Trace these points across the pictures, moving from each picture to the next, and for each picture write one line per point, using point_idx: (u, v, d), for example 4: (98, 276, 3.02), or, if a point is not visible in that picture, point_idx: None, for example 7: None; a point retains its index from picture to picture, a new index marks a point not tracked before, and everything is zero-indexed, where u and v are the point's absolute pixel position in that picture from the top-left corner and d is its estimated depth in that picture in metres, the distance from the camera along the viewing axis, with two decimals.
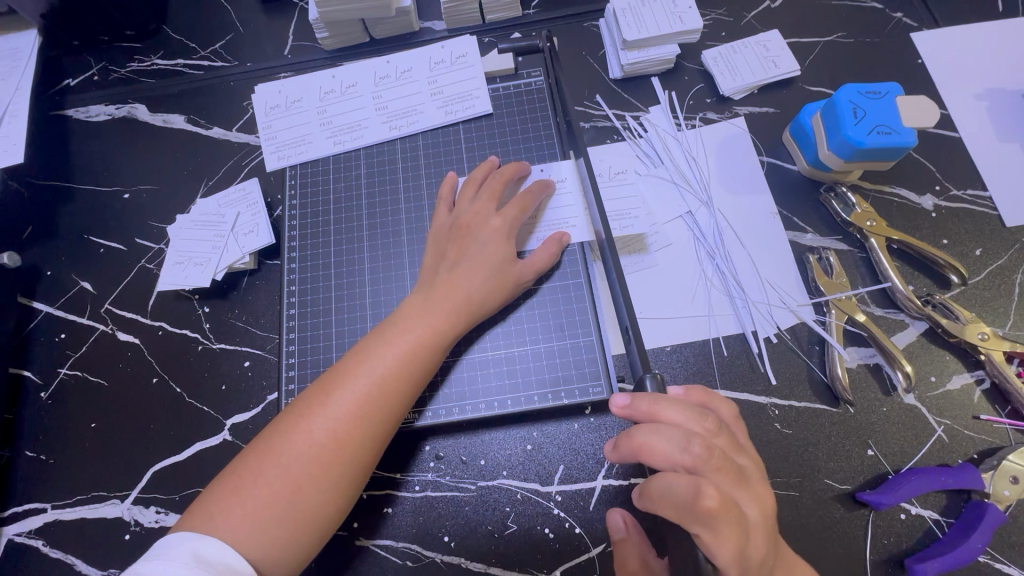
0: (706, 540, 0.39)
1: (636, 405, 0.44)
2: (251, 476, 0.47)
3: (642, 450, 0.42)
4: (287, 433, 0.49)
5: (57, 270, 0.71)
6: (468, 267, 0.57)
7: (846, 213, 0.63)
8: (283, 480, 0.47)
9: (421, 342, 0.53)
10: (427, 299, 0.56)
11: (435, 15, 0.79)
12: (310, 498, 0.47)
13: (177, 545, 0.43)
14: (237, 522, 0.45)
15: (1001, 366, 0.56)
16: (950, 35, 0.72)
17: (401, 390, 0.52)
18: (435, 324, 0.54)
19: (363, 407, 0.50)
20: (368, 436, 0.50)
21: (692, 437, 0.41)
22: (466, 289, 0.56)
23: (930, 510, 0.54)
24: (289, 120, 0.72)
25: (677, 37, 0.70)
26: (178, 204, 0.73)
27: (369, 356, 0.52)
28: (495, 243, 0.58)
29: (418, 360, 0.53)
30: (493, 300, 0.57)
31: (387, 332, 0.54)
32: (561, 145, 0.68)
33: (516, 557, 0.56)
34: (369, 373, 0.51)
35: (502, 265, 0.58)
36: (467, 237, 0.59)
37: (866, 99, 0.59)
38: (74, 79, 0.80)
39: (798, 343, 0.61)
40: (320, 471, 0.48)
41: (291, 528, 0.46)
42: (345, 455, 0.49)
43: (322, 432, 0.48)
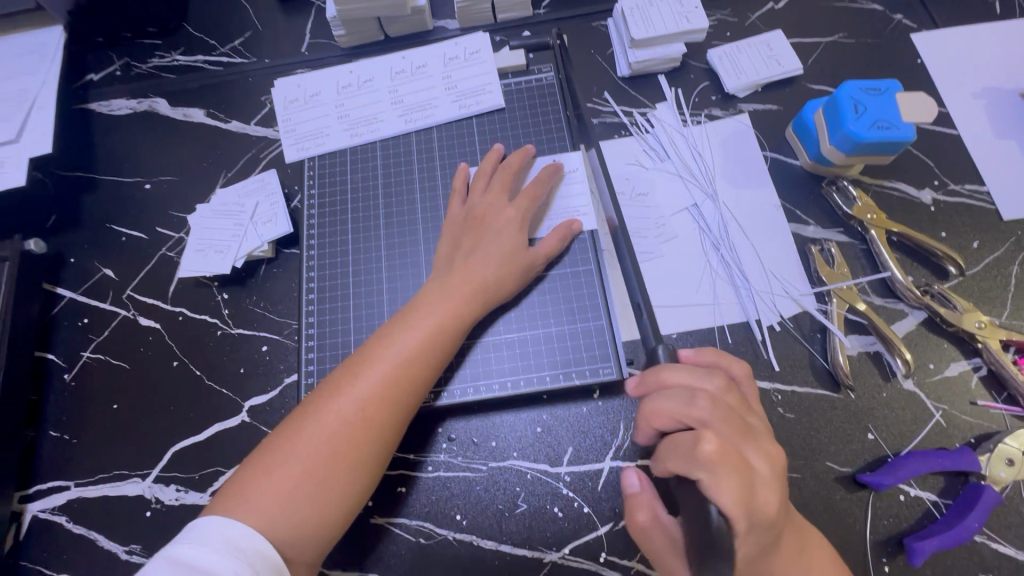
0: (709, 484, 0.39)
1: (644, 380, 0.47)
2: (282, 457, 0.49)
3: (650, 417, 0.45)
4: (315, 415, 0.51)
5: (81, 257, 0.73)
6: (482, 255, 0.59)
7: (847, 206, 0.65)
8: (314, 460, 0.49)
9: (442, 325, 0.55)
10: (446, 284, 0.58)
11: (448, 14, 0.82)
12: (339, 478, 0.49)
13: (204, 530, 0.45)
14: (270, 501, 0.47)
15: (998, 354, 0.58)
16: (948, 36, 0.74)
17: (423, 373, 0.54)
18: (454, 308, 0.56)
19: (388, 389, 0.52)
20: (394, 416, 0.52)
21: (698, 394, 0.44)
22: (481, 274, 0.58)
23: (928, 491, 0.56)
24: (307, 113, 0.75)
25: (683, 37, 0.72)
26: (198, 194, 0.75)
27: (391, 340, 0.54)
28: (508, 233, 0.60)
29: (440, 343, 0.55)
30: (507, 284, 0.59)
31: (410, 317, 0.56)
32: (571, 139, 0.71)
33: (527, 535, 0.58)
34: (393, 356, 0.53)
35: (516, 253, 0.60)
36: (482, 226, 0.61)
37: (866, 95, 0.61)
38: (97, 74, 0.82)
39: (800, 331, 0.62)
40: (348, 451, 0.50)
41: (322, 506, 0.48)
42: (371, 436, 0.51)
43: (350, 414, 0.50)
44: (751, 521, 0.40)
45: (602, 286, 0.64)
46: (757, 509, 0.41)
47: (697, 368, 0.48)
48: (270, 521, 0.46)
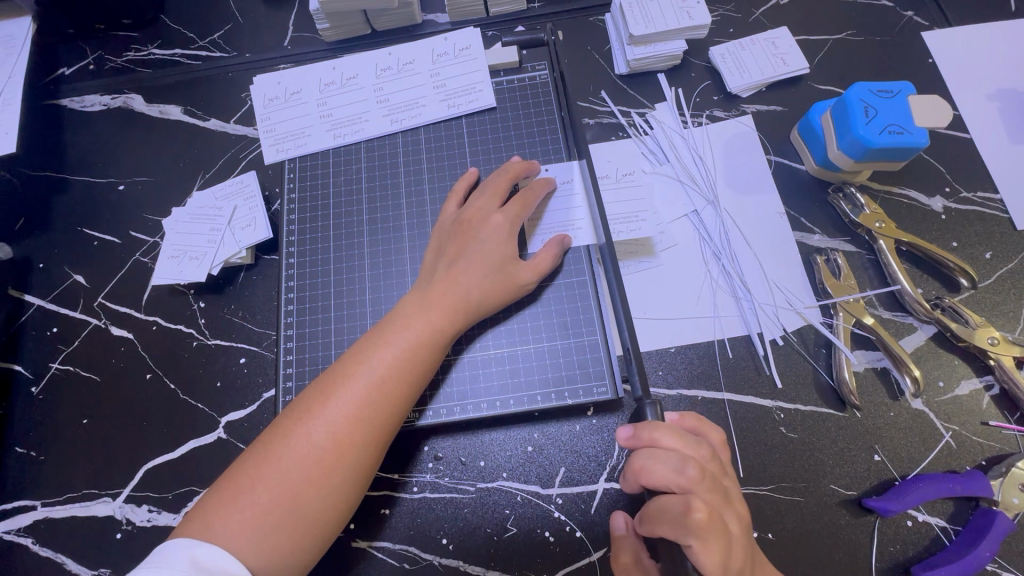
0: (696, 550, 0.39)
1: (637, 435, 0.44)
2: (249, 482, 0.46)
3: (637, 476, 0.43)
4: (284, 437, 0.48)
5: (50, 262, 0.70)
6: (467, 264, 0.56)
7: (854, 214, 0.62)
8: (283, 486, 0.46)
9: (425, 340, 0.53)
10: (426, 296, 0.55)
11: (438, 7, 0.78)
12: (309, 504, 0.46)
13: (172, 552, 0.42)
14: (235, 530, 0.44)
15: (1012, 372, 0.55)
16: (962, 34, 0.71)
17: (403, 391, 0.51)
18: (436, 324, 0.53)
19: (363, 410, 0.49)
20: (368, 437, 0.49)
21: (688, 461, 0.41)
22: (464, 287, 0.55)
23: (937, 517, 0.53)
24: (288, 111, 0.71)
25: (684, 33, 0.69)
26: (174, 197, 0.72)
27: (369, 354, 0.52)
28: (497, 240, 0.57)
29: (420, 359, 0.52)
30: (493, 299, 0.56)
31: (386, 331, 0.53)
32: (566, 142, 0.67)
33: (516, 560, 0.55)
34: (369, 374, 0.50)
35: (502, 264, 0.56)
36: (469, 234, 0.58)
37: (876, 97, 0.58)
38: (69, 68, 0.78)
39: (804, 345, 0.59)
40: (319, 476, 0.47)
41: (292, 533, 0.45)
42: (345, 458, 0.48)
43: (321, 436, 0.47)
44: None
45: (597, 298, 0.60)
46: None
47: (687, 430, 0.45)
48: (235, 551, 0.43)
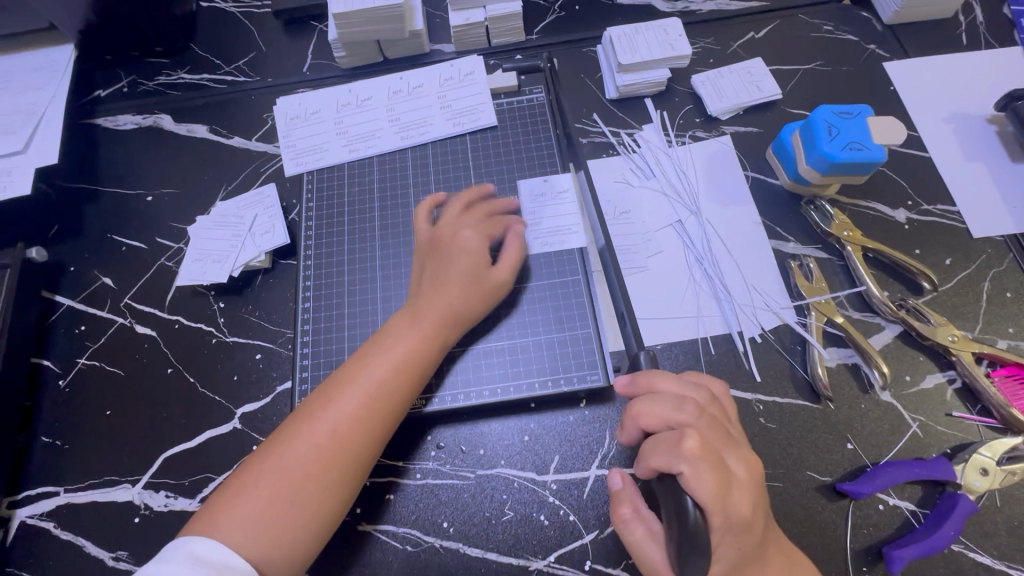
0: (688, 477, 0.42)
1: (635, 382, 0.51)
2: (254, 479, 0.50)
3: (637, 415, 0.48)
4: (288, 437, 0.52)
5: (81, 266, 0.75)
6: (446, 275, 0.61)
7: (824, 223, 0.68)
8: (285, 481, 0.50)
9: (417, 346, 0.57)
10: (420, 309, 0.60)
11: (444, 38, 0.86)
12: (311, 499, 0.50)
13: (179, 546, 0.46)
14: (244, 522, 0.48)
15: (971, 366, 0.60)
16: (919, 65, 0.78)
17: (396, 393, 0.55)
18: (427, 332, 0.58)
19: (361, 411, 0.53)
20: (366, 436, 0.53)
21: (685, 400, 0.47)
22: (447, 297, 0.60)
23: (907, 501, 0.57)
24: (307, 129, 0.77)
25: (668, 62, 0.76)
26: (198, 206, 0.77)
27: (368, 361, 0.56)
28: (470, 254, 0.62)
29: (415, 364, 0.57)
30: (471, 303, 0.60)
31: (384, 340, 0.58)
32: (561, 156, 0.74)
33: (513, 543, 0.58)
34: (368, 378, 0.55)
35: (478, 275, 0.61)
36: (444, 250, 0.62)
37: (839, 119, 0.64)
38: (105, 90, 0.86)
39: (781, 343, 0.64)
40: (320, 470, 0.51)
41: (295, 524, 0.49)
42: (344, 454, 0.52)
43: (322, 435, 0.52)
44: (725, 520, 0.42)
45: (624, 293, 0.60)
46: (730, 508, 0.42)
47: (686, 380, 0.51)
48: (243, 541, 0.48)
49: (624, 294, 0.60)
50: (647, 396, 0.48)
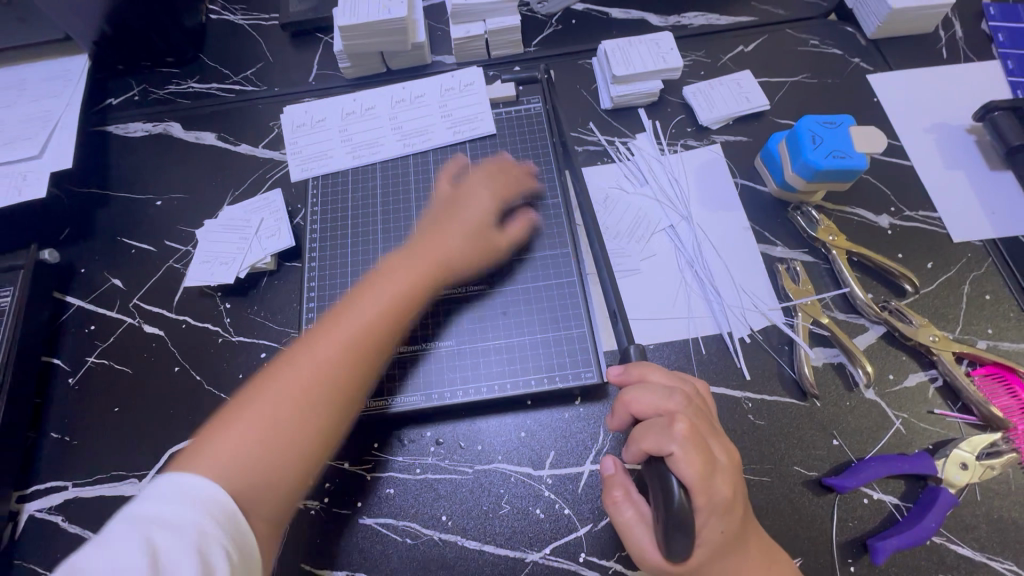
0: (678, 458, 0.44)
1: (628, 372, 0.53)
2: (241, 410, 0.52)
3: (628, 403, 0.50)
4: (277, 371, 0.54)
5: (91, 268, 0.77)
6: (451, 228, 0.67)
7: (811, 228, 0.71)
8: (273, 408, 0.52)
9: (403, 284, 0.62)
10: (409, 255, 0.65)
11: (446, 50, 0.89)
12: (296, 423, 0.52)
13: (163, 482, 0.45)
14: (227, 449, 0.49)
15: (951, 365, 0.62)
16: (902, 78, 0.82)
17: (386, 327, 0.59)
18: (415, 275, 0.63)
19: (348, 340, 0.56)
20: (353, 363, 0.56)
21: (675, 389, 0.50)
22: (448, 245, 0.65)
23: (891, 495, 0.59)
24: (313, 137, 0.80)
25: (660, 74, 0.79)
26: (206, 210, 0.80)
27: (357, 299, 0.60)
28: (480, 211, 0.68)
29: (405, 302, 0.61)
30: (473, 258, 0.66)
31: (373, 281, 0.62)
32: (557, 163, 0.77)
33: (510, 535, 0.59)
34: (356, 314, 0.58)
35: (483, 231, 0.68)
36: (456, 207, 0.69)
37: (823, 128, 0.67)
38: (116, 99, 0.88)
39: (769, 342, 0.66)
40: (306, 397, 0.53)
41: (280, 451, 0.50)
42: (330, 383, 0.54)
43: (309, 362, 0.54)
44: (708, 502, 0.44)
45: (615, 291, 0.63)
46: (714, 491, 0.44)
47: (673, 374, 0.54)
48: (226, 469, 0.48)
49: (615, 292, 0.64)
50: (639, 385, 0.51)
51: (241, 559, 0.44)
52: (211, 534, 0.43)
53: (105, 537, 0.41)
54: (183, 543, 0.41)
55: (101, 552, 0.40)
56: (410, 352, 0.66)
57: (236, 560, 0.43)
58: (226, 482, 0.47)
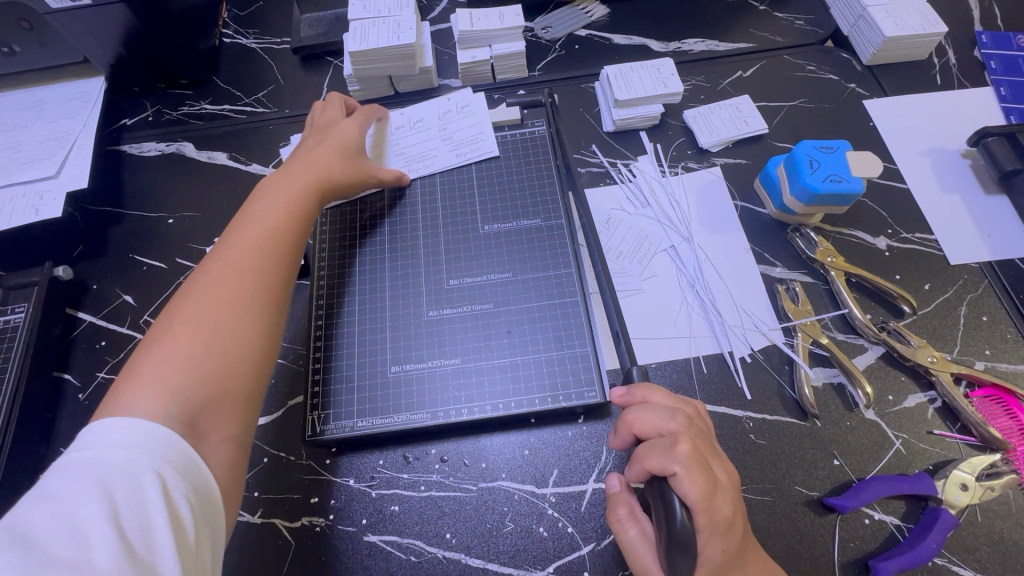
0: (681, 478, 0.44)
1: (631, 392, 0.54)
2: (154, 352, 0.50)
3: (632, 422, 0.51)
4: (186, 294, 0.55)
5: (103, 284, 0.79)
6: (329, 150, 0.72)
7: (809, 250, 0.72)
8: (189, 336, 0.51)
9: (295, 204, 0.65)
10: (289, 179, 0.67)
11: (452, 74, 0.91)
12: (226, 329, 0.53)
13: (100, 430, 0.43)
14: (161, 369, 0.49)
15: (949, 386, 0.63)
16: (897, 103, 0.84)
17: (286, 233, 0.62)
18: (301, 182, 0.67)
19: (247, 257, 0.58)
20: (264, 277, 0.58)
21: (676, 411, 0.50)
22: (331, 171, 0.70)
23: (892, 515, 0.59)
24: None
25: (661, 98, 0.81)
26: (217, 228, 0.81)
27: (245, 217, 0.63)
28: (348, 133, 0.74)
29: (296, 208, 0.65)
30: (353, 178, 0.73)
31: (254, 207, 0.64)
32: (561, 184, 0.78)
33: (513, 552, 0.60)
34: (245, 237, 0.60)
35: (354, 152, 0.74)
36: (323, 132, 0.74)
37: (820, 153, 0.68)
38: (132, 119, 0.91)
39: (769, 362, 0.67)
40: (229, 304, 0.54)
41: (220, 357, 0.51)
42: (248, 286, 0.56)
43: (215, 287, 0.55)
44: (711, 523, 0.45)
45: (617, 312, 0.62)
46: (717, 511, 0.45)
47: (674, 394, 0.55)
48: (166, 386, 0.48)
49: (617, 310, 0.62)
50: (641, 406, 0.51)
51: (200, 497, 0.44)
52: (169, 481, 0.42)
53: (53, 489, 0.39)
54: (141, 488, 0.40)
55: (49, 504, 0.38)
56: (417, 370, 0.67)
57: (196, 504, 0.43)
58: (168, 396, 0.47)
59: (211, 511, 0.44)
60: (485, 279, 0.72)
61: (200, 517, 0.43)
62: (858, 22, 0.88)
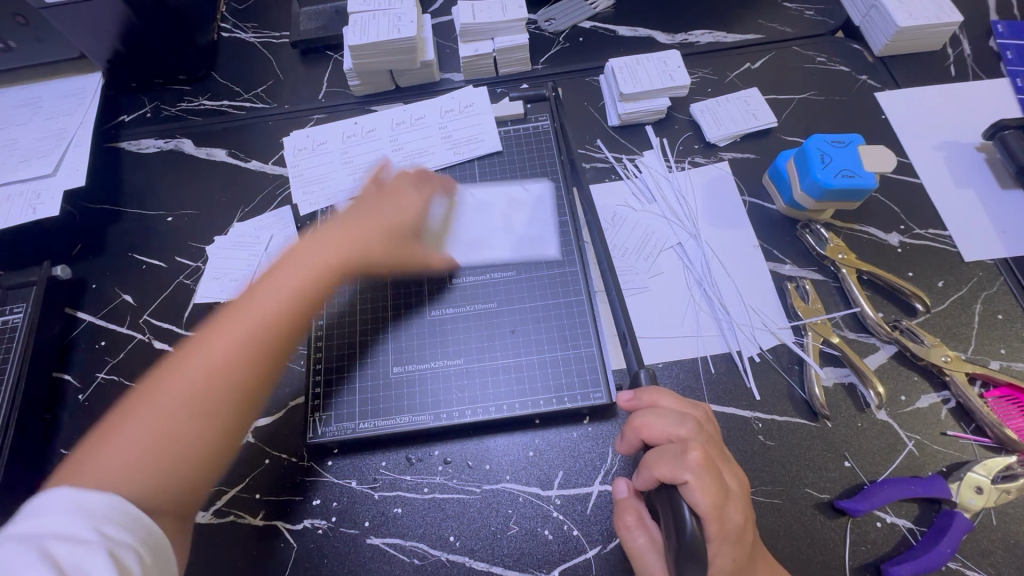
0: (691, 487, 0.43)
1: (639, 397, 0.52)
2: (118, 431, 0.51)
3: (639, 427, 0.50)
4: (169, 372, 0.55)
5: (102, 284, 0.78)
6: (371, 223, 0.67)
7: (820, 247, 0.70)
8: (154, 423, 0.51)
9: (302, 285, 0.61)
10: (308, 253, 0.64)
11: (454, 67, 0.90)
12: (184, 432, 0.52)
13: (51, 500, 0.43)
14: (121, 454, 0.49)
15: (964, 387, 0.62)
16: (909, 95, 0.82)
17: (279, 331, 0.59)
18: (324, 266, 0.63)
19: (238, 344, 0.56)
20: (242, 372, 0.56)
21: (686, 417, 0.49)
22: (362, 246, 0.65)
23: (903, 519, 0.58)
24: (317, 160, 0.82)
25: (666, 92, 0.79)
26: (216, 226, 0.80)
27: (254, 299, 0.60)
28: (403, 212, 0.68)
29: (302, 303, 0.61)
30: (388, 258, 0.67)
31: (271, 279, 0.62)
32: (565, 182, 0.77)
33: (517, 556, 0.59)
34: (248, 316, 0.58)
35: (403, 235, 0.68)
36: (383, 201, 0.69)
37: (831, 147, 0.67)
38: (130, 115, 0.90)
39: (779, 362, 0.66)
40: (201, 397, 0.53)
41: (178, 451, 0.51)
42: (218, 389, 0.54)
43: (195, 373, 0.54)
44: (722, 532, 0.43)
45: (624, 312, 0.61)
46: (727, 520, 0.44)
47: (683, 398, 0.54)
48: (120, 472, 0.48)
49: (625, 314, 0.61)
50: (648, 411, 0.50)
51: (150, 549, 0.44)
52: (114, 536, 0.43)
53: None
54: (88, 545, 0.41)
55: None
56: (419, 372, 0.66)
57: (146, 555, 0.43)
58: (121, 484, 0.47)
59: (163, 564, 0.45)
60: (489, 278, 0.71)
61: (151, 568, 0.43)
62: (870, 12, 0.85)
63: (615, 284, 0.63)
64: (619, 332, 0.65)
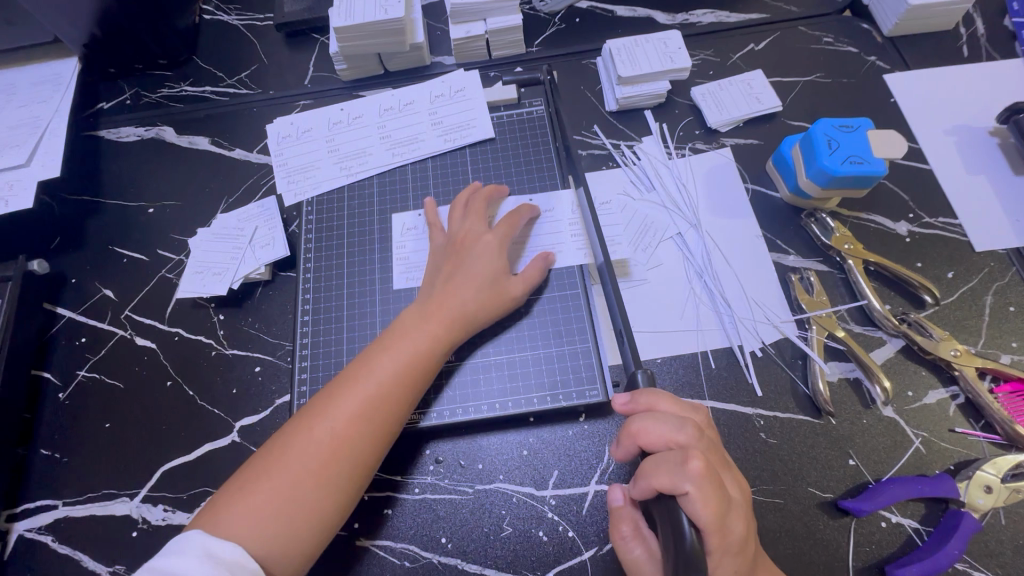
0: (692, 498, 0.41)
1: (635, 401, 0.50)
2: (245, 492, 0.49)
3: (636, 432, 0.48)
4: (293, 433, 0.52)
5: (82, 278, 0.75)
6: (469, 277, 0.61)
7: (825, 236, 0.67)
8: (278, 490, 0.49)
9: (416, 351, 0.57)
10: (426, 311, 0.59)
11: (445, 50, 0.86)
12: (310, 502, 0.49)
13: (190, 543, 0.44)
14: (245, 518, 0.48)
15: (974, 382, 0.59)
16: (919, 77, 0.78)
17: (395, 402, 0.54)
18: (434, 327, 0.58)
19: (359, 412, 0.53)
20: (364, 442, 0.52)
21: (685, 421, 0.47)
22: (462, 301, 0.60)
23: (909, 518, 0.56)
24: (302, 148, 0.78)
25: (666, 75, 0.76)
26: (199, 218, 0.78)
27: (369, 365, 0.55)
28: (487, 258, 0.62)
29: (415, 370, 0.56)
30: (487, 311, 0.61)
31: (387, 340, 0.58)
32: (560, 171, 0.74)
33: (511, 558, 0.57)
34: (368, 382, 0.54)
35: (497, 280, 0.62)
36: (465, 251, 0.63)
37: (839, 132, 0.64)
38: (109, 103, 0.86)
39: (782, 357, 0.64)
40: (324, 465, 0.50)
41: (302, 518, 0.49)
42: (340, 466, 0.51)
43: (320, 438, 0.51)
44: (722, 546, 0.41)
45: (619, 308, 0.55)
46: (727, 532, 0.42)
47: (681, 401, 0.52)
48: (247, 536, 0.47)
49: (619, 308, 0.55)
50: (646, 416, 0.48)
51: None
52: None
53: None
54: None
55: None
56: None
57: None
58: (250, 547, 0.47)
59: None
60: None
61: None
62: None
63: (611, 275, 0.58)
64: (616, 329, 0.60)
